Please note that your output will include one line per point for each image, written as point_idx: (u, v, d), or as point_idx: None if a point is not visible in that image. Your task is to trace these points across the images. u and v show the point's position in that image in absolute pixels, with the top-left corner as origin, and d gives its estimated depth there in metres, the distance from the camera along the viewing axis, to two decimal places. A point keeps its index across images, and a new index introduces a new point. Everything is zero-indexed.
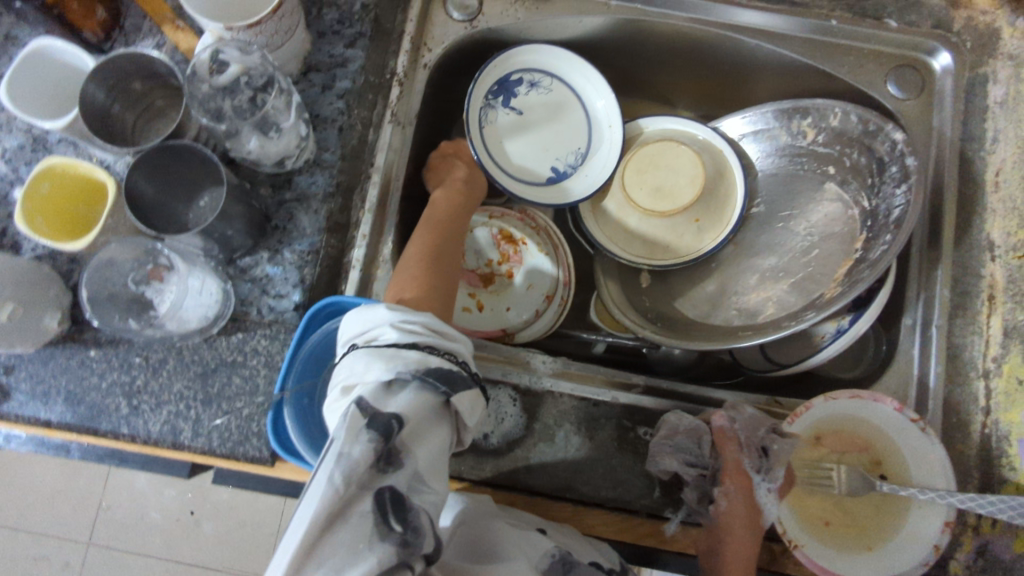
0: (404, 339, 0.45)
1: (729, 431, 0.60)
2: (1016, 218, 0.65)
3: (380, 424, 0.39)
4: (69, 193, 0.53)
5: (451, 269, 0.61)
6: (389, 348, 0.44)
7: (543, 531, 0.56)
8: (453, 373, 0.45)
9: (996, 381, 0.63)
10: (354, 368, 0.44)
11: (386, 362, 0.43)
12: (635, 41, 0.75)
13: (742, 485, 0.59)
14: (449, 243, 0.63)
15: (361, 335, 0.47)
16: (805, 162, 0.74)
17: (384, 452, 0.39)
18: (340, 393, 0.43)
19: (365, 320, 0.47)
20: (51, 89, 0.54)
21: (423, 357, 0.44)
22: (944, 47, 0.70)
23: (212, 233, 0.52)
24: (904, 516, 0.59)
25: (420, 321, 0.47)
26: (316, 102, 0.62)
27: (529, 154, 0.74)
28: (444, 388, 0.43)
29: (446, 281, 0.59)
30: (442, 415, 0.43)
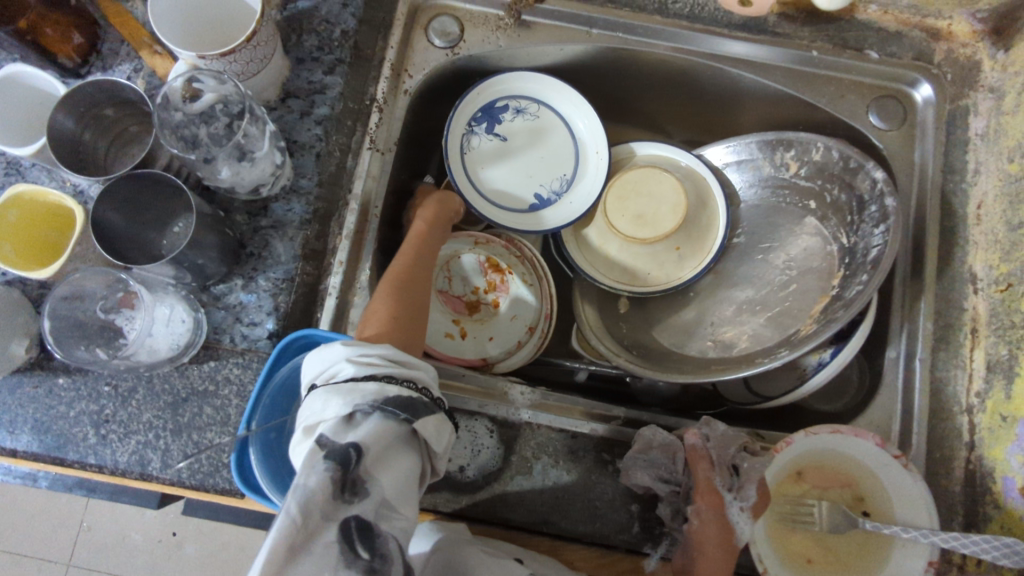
0: (363, 372, 0.44)
1: (701, 449, 0.59)
2: (999, 251, 0.64)
3: (338, 457, 0.39)
4: (36, 217, 0.51)
5: (419, 297, 0.60)
6: (345, 383, 0.43)
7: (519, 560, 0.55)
8: (413, 401, 0.44)
9: (980, 417, 0.62)
10: (313, 405, 0.43)
11: (343, 395, 0.42)
12: (617, 70, 0.75)
13: (713, 504, 0.57)
14: (420, 271, 0.63)
15: (320, 375, 0.46)
16: (786, 195, 0.74)
17: (346, 483, 0.38)
18: (302, 432, 0.42)
19: (324, 360, 0.46)
20: (23, 115, 0.53)
21: (381, 387, 0.43)
22: (925, 78, 0.71)
23: (183, 262, 0.51)
24: (887, 555, 0.58)
25: (378, 352, 0.47)
26: (293, 128, 0.62)
27: (511, 180, 0.74)
28: (404, 416, 0.43)
29: (413, 309, 0.58)
30: (407, 444, 0.43)
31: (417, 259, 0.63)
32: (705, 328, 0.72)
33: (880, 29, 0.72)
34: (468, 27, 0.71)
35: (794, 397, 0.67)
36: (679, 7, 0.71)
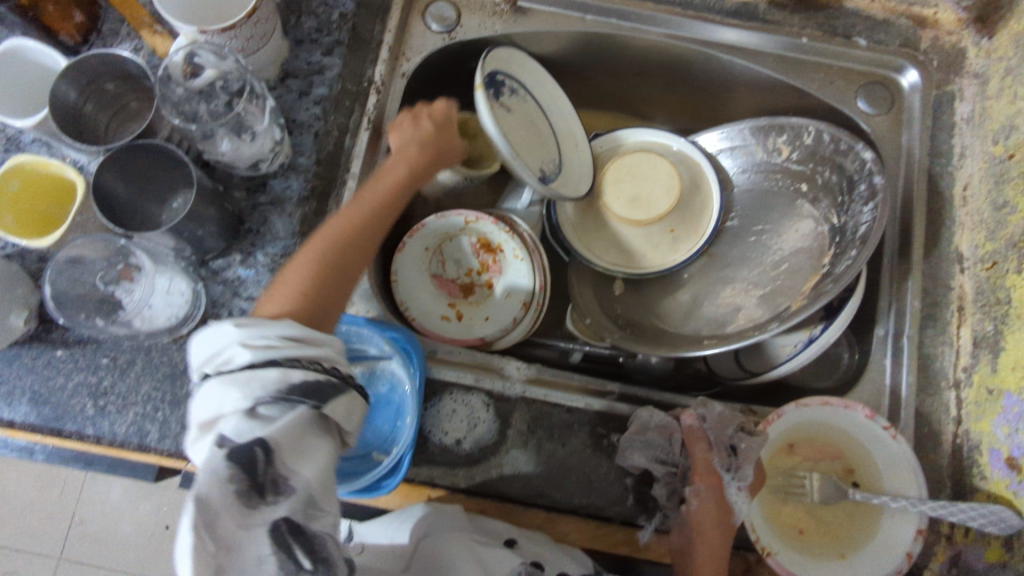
0: (263, 356, 0.40)
1: (698, 431, 0.60)
2: (984, 231, 0.65)
3: (246, 461, 0.37)
4: (39, 187, 0.52)
5: (360, 248, 0.51)
6: (240, 372, 0.39)
7: (510, 544, 0.57)
8: (321, 384, 0.41)
9: (967, 391, 0.63)
10: (206, 401, 0.39)
11: (240, 389, 0.39)
12: (611, 57, 0.77)
13: (711, 485, 0.58)
14: (365, 231, 0.52)
15: (210, 361, 0.40)
16: (778, 178, 0.75)
17: (262, 486, 0.37)
18: (198, 431, 0.39)
19: (211, 340, 0.41)
20: (25, 88, 0.53)
21: (284, 373, 0.40)
22: (911, 64, 0.72)
23: (182, 232, 0.52)
24: (876, 525, 0.59)
25: (276, 330, 0.42)
26: (293, 107, 0.63)
27: (522, 152, 0.67)
28: (312, 402, 0.40)
29: (336, 264, 0.49)
30: (318, 429, 0.41)
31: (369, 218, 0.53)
32: (697, 310, 0.74)
33: (868, 17, 0.74)
34: (465, 12, 0.72)
35: (781, 372, 0.68)
36: None
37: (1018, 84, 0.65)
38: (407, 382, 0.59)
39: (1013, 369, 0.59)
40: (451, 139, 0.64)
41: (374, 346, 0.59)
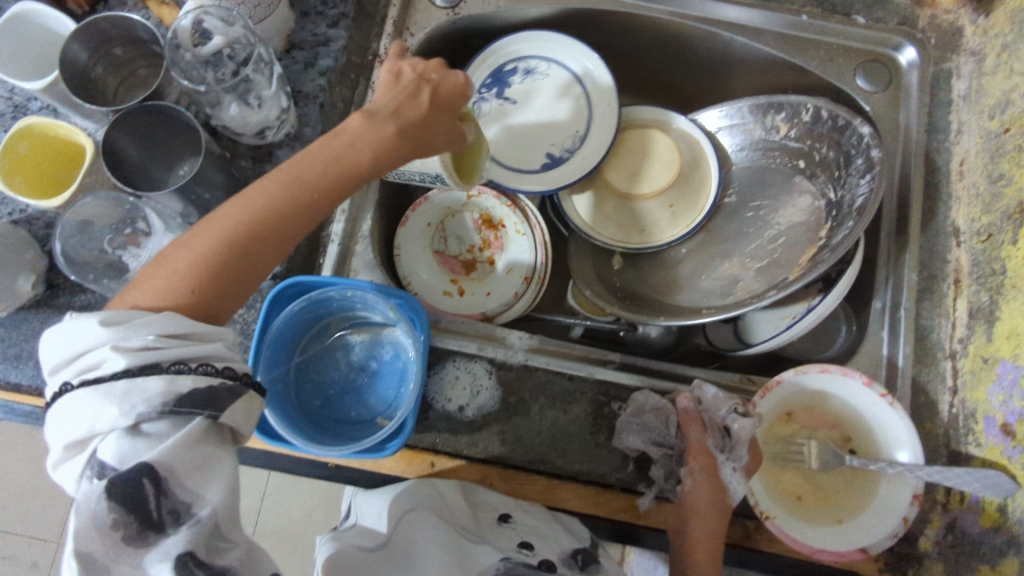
0: (141, 361, 0.37)
1: (694, 412, 0.60)
2: (979, 204, 0.66)
3: (134, 497, 0.35)
4: (51, 153, 0.53)
5: (268, 249, 0.44)
6: (114, 383, 0.36)
7: (504, 521, 0.59)
8: (215, 391, 0.39)
9: (963, 361, 0.64)
10: (75, 417, 0.36)
11: (112, 403, 0.36)
12: (617, 32, 0.77)
13: (706, 465, 0.59)
14: (278, 238, 0.44)
15: (77, 367, 0.37)
16: (777, 156, 0.76)
17: (157, 522, 0.36)
18: (70, 449, 0.37)
19: (79, 344, 0.38)
20: (33, 53, 0.54)
21: (168, 383, 0.37)
22: (910, 42, 0.73)
23: (189, 195, 0.52)
24: (874, 490, 0.60)
25: (155, 329, 0.39)
26: (298, 78, 0.63)
27: (524, 143, 0.76)
28: (207, 412, 0.38)
29: (244, 254, 0.43)
30: (212, 440, 0.38)
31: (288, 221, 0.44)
32: (696, 285, 0.75)
33: None
34: None
35: (773, 346, 0.68)
36: None
37: (1015, 59, 0.66)
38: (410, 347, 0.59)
39: (1008, 338, 0.60)
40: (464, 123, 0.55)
41: (378, 312, 0.59)
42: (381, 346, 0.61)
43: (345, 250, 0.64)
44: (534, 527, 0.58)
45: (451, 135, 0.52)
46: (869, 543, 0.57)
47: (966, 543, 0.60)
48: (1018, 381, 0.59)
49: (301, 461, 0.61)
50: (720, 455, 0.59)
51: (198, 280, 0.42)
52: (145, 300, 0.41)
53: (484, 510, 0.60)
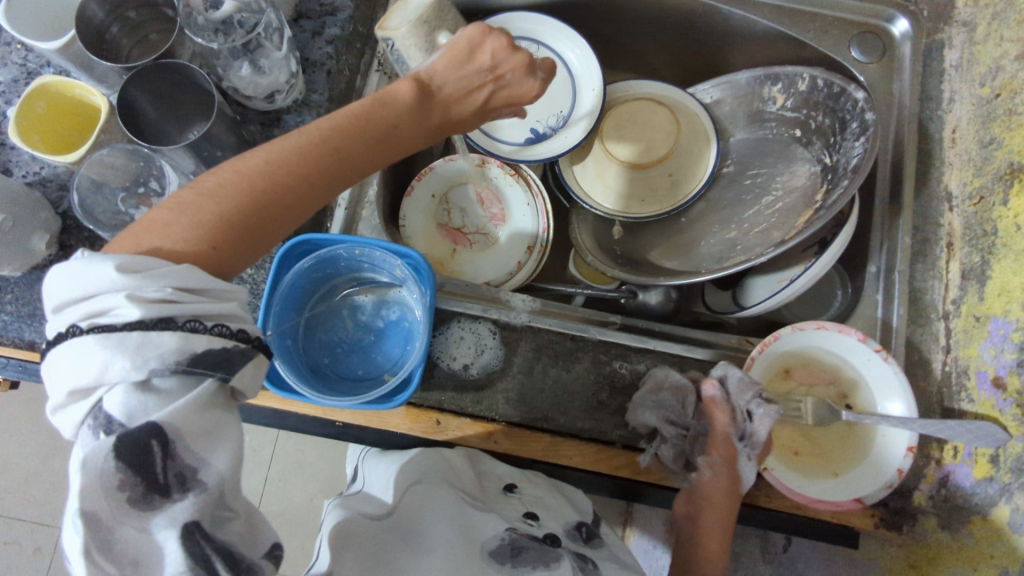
0: (158, 312, 0.35)
1: (720, 401, 0.59)
2: (971, 169, 0.68)
3: (140, 458, 0.33)
4: (66, 111, 0.54)
5: (293, 212, 0.44)
6: (127, 333, 0.34)
7: (509, 490, 0.64)
8: (228, 353, 0.37)
9: (955, 321, 0.66)
10: (83, 365, 0.34)
11: (125, 354, 0.34)
12: (613, 9, 0.79)
13: (728, 456, 0.59)
14: (308, 202, 0.45)
15: (86, 312, 0.34)
16: (773, 127, 0.78)
17: (163, 486, 0.33)
18: (72, 396, 0.34)
19: (88, 288, 0.35)
20: (50, 16, 0.55)
21: (183, 341, 0.35)
22: (902, 14, 0.74)
23: (200, 152, 0.53)
24: (869, 445, 0.61)
25: (172, 280, 0.36)
26: (306, 46, 0.65)
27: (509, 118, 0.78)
28: (220, 375, 0.37)
29: (273, 213, 0.43)
30: (223, 402, 0.37)
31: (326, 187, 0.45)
32: (695, 251, 0.77)
33: None
34: None
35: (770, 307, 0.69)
36: None
37: (1004, 27, 0.67)
38: (417, 305, 0.60)
39: (999, 295, 0.62)
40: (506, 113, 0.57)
41: (385, 272, 0.61)
42: (388, 306, 0.63)
43: (352, 215, 0.66)
44: (539, 499, 0.63)
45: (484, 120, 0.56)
46: (863, 495, 0.59)
47: (961, 496, 0.61)
48: (1008, 335, 0.60)
49: (310, 420, 0.62)
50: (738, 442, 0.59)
51: (219, 236, 0.40)
52: (160, 245, 0.39)
53: (489, 480, 0.64)
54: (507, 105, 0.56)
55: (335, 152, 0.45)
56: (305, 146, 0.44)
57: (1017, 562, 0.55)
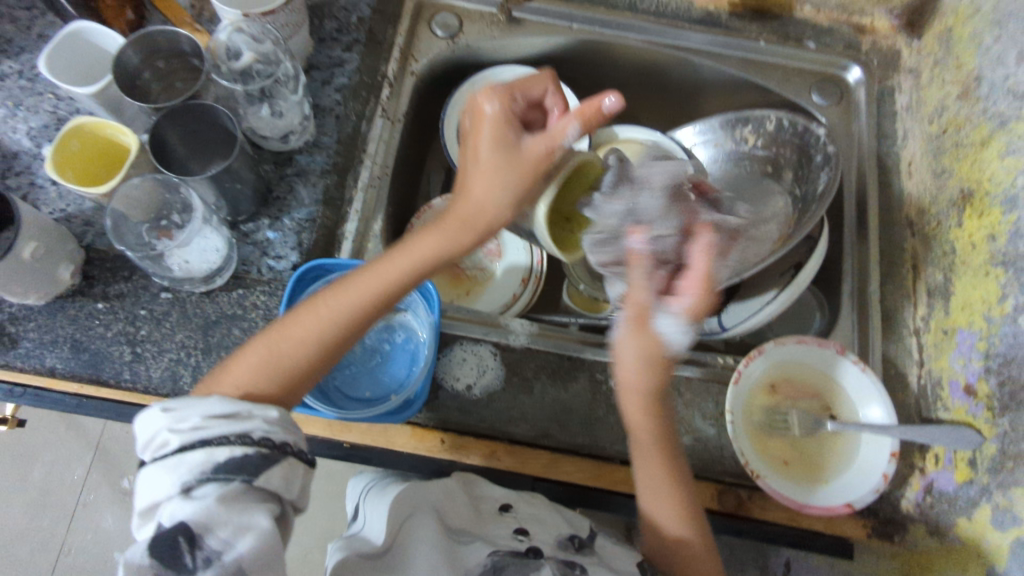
0: (190, 440, 0.42)
1: (643, 252, 0.56)
2: (928, 197, 0.74)
3: (173, 550, 0.40)
4: (100, 150, 0.58)
5: (311, 337, 0.53)
6: (169, 457, 0.42)
7: (507, 509, 0.62)
8: (249, 458, 0.43)
9: (925, 336, 0.71)
10: (144, 488, 0.42)
11: (171, 472, 0.41)
12: (597, 62, 0.86)
13: (639, 308, 0.56)
14: (322, 324, 0.53)
15: (147, 448, 0.43)
16: (747, 164, 0.84)
17: (191, 568, 0.40)
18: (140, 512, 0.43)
19: (147, 427, 0.44)
20: (84, 67, 0.60)
21: (209, 454, 0.42)
22: (855, 62, 0.82)
23: (223, 185, 0.58)
24: (855, 452, 0.65)
25: (203, 410, 0.44)
26: (317, 94, 0.70)
27: None
28: (244, 476, 0.42)
29: (305, 336, 0.52)
30: (253, 501, 0.42)
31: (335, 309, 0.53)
32: None
33: (815, 24, 0.84)
34: (467, 22, 0.82)
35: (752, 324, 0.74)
36: (647, 6, 0.83)
37: (945, 72, 0.75)
38: (423, 327, 0.64)
39: (962, 309, 0.67)
40: (525, 154, 0.57)
41: None
42: (394, 331, 0.66)
43: (358, 249, 0.69)
44: (534, 515, 0.61)
45: (507, 190, 0.57)
46: (854, 499, 0.62)
47: (946, 500, 0.64)
48: (974, 345, 0.65)
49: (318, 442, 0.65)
50: (656, 300, 0.56)
51: (257, 372, 0.50)
52: (225, 387, 0.49)
53: (486, 502, 0.63)
54: (502, 182, 0.57)
55: (340, 285, 0.55)
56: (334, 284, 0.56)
57: (1000, 557, 0.58)
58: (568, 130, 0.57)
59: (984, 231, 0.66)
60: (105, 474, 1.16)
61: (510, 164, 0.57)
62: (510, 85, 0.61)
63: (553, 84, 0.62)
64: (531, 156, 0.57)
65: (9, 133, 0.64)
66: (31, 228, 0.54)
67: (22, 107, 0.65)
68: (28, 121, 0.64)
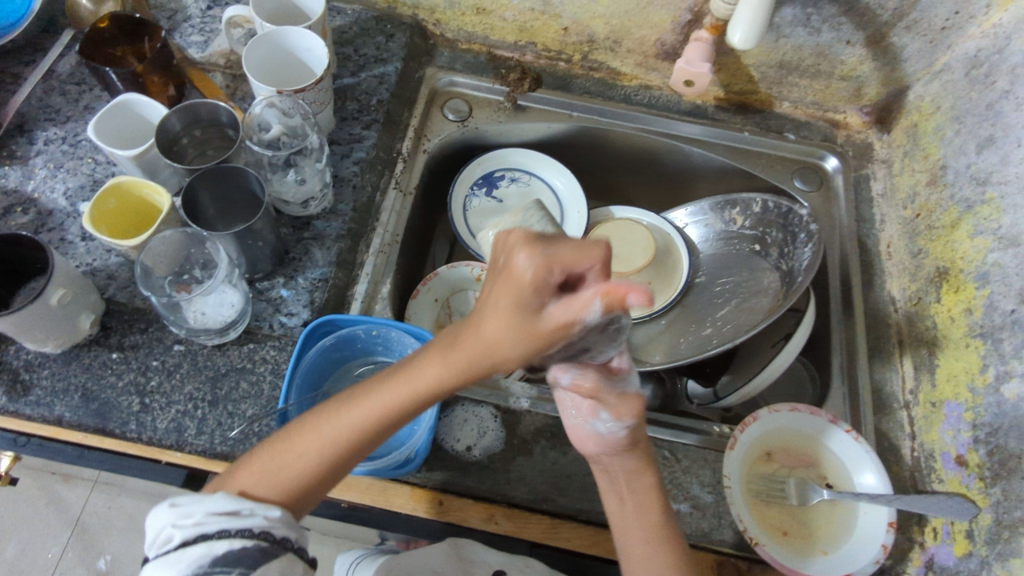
0: (192, 535, 0.43)
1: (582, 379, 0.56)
2: (908, 275, 0.78)
3: None
4: (133, 207, 0.63)
5: (307, 458, 0.49)
6: (169, 553, 0.42)
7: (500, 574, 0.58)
8: (246, 553, 0.43)
9: (916, 409, 0.72)
10: None
11: (172, 568, 0.42)
12: (594, 146, 0.93)
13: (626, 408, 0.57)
14: (319, 445, 0.49)
15: (151, 543, 0.43)
16: (735, 243, 0.89)
17: None
18: None
19: (151, 522, 0.44)
20: (125, 134, 0.67)
21: (209, 548, 0.42)
22: (832, 153, 0.89)
23: (245, 243, 0.62)
24: (853, 524, 0.65)
25: (206, 506, 0.44)
26: (337, 165, 0.76)
27: None
28: (241, 569, 0.42)
29: (306, 451, 0.49)
30: None
31: (332, 431, 0.49)
32: (677, 347, 0.84)
33: (793, 119, 0.91)
34: (477, 107, 0.90)
35: (746, 391, 0.76)
36: (640, 98, 0.91)
37: (914, 162, 0.82)
38: None
39: (948, 381, 0.69)
40: (543, 319, 0.45)
41: (397, 353, 0.66)
42: None
43: (366, 308, 0.72)
44: None
45: (516, 350, 0.45)
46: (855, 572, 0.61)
47: None
48: (962, 416, 0.67)
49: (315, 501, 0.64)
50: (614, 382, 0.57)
51: (260, 475, 0.49)
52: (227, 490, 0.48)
53: (477, 567, 0.59)
54: (512, 338, 0.45)
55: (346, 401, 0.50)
56: (341, 397, 0.51)
57: None
58: (590, 305, 0.43)
59: (961, 305, 0.70)
60: (82, 552, 1.07)
61: (525, 323, 0.45)
62: (552, 250, 0.45)
63: (604, 258, 0.46)
64: (552, 324, 0.45)
65: (48, 193, 0.69)
66: (61, 276, 0.57)
67: (63, 169, 0.70)
68: (68, 182, 0.70)
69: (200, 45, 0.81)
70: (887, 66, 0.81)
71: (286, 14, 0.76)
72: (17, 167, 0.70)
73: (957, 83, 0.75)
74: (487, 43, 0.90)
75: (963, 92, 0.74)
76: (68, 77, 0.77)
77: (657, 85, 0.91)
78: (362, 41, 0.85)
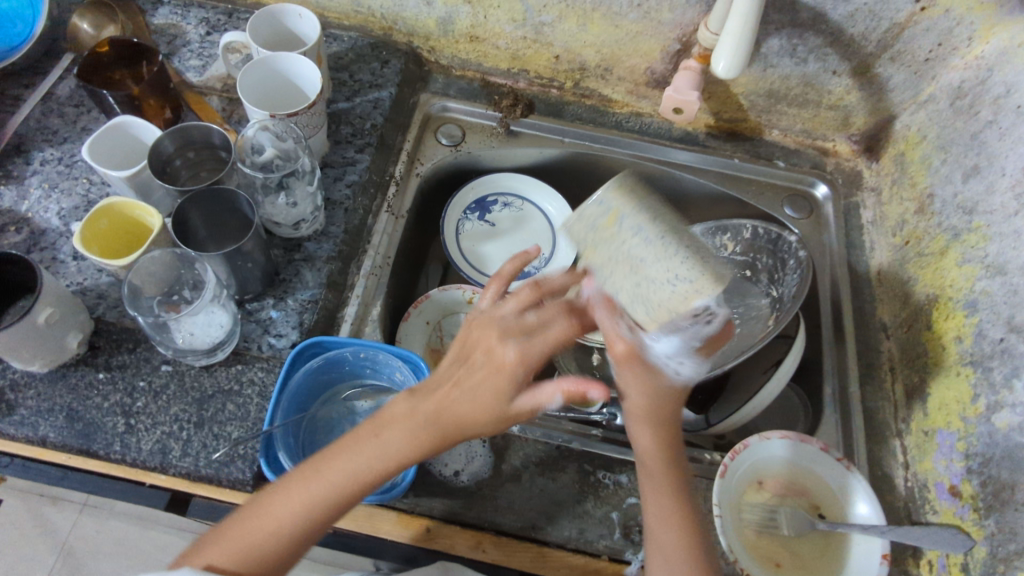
0: None
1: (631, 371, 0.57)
2: (897, 303, 0.79)
3: None
4: (125, 227, 0.63)
5: (282, 534, 0.49)
6: None
7: None
8: None
9: (908, 438, 0.72)
10: None
11: None
12: (588, 172, 0.94)
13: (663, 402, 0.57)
14: (293, 522, 0.48)
15: None
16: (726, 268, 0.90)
17: None
18: None
19: None
20: (121, 155, 0.68)
21: None
22: (821, 180, 0.90)
23: (235, 263, 0.61)
24: (847, 556, 0.64)
25: None
26: (329, 188, 0.76)
27: (493, 261, 0.87)
28: None
29: (279, 529, 0.49)
30: None
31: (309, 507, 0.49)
32: None
33: (782, 147, 0.93)
34: (469, 132, 0.91)
35: (737, 419, 0.75)
36: (632, 124, 0.92)
37: (901, 190, 0.82)
38: None
39: (939, 410, 0.69)
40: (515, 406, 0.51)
41: (385, 376, 0.66)
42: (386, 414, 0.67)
43: (356, 331, 0.71)
44: None
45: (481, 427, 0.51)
46: None
47: None
48: (954, 446, 0.66)
49: None
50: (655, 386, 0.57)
51: (234, 554, 0.48)
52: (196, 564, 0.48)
53: None
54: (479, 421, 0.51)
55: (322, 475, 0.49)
56: (316, 468, 0.50)
57: None
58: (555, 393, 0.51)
59: (950, 333, 0.70)
60: None
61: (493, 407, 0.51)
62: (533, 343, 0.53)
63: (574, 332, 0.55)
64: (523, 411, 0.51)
65: (42, 213, 0.69)
66: (51, 295, 0.57)
67: (57, 190, 0.71)
68: (62, 203, 0.70)
69: (198, 69, 0.82)
70: (873, 96, 0.83)
71: (283, 38, 0.77)
72: (12, 186, 0.71)
73: (942, 113, 0.76)
74: (480, 70, 0.92)
75: (947, 123, 0.76)
76: (67, 98, 0.78)
77: (648, 113, 0.92)
78: (357, 66, 0.87)
